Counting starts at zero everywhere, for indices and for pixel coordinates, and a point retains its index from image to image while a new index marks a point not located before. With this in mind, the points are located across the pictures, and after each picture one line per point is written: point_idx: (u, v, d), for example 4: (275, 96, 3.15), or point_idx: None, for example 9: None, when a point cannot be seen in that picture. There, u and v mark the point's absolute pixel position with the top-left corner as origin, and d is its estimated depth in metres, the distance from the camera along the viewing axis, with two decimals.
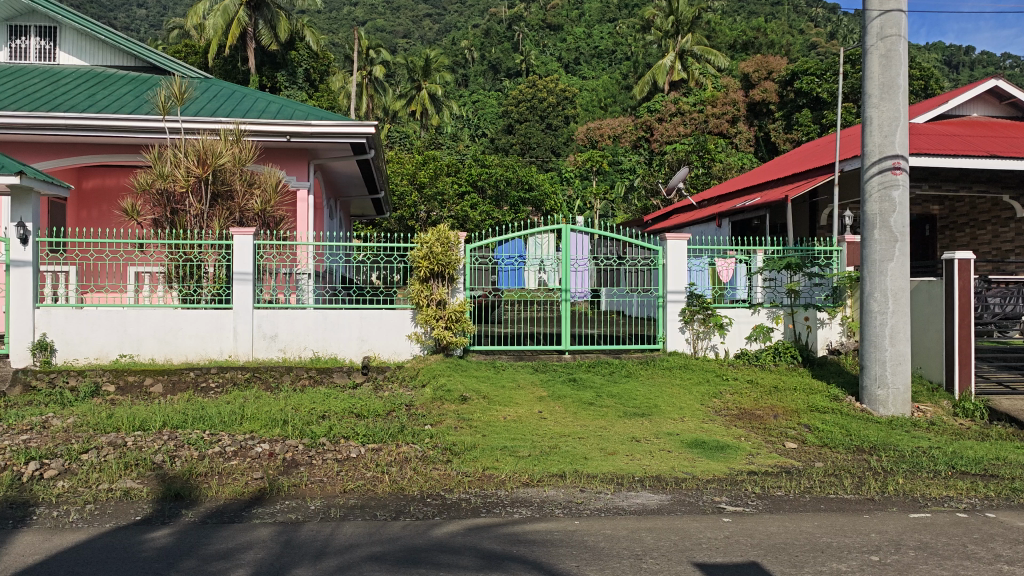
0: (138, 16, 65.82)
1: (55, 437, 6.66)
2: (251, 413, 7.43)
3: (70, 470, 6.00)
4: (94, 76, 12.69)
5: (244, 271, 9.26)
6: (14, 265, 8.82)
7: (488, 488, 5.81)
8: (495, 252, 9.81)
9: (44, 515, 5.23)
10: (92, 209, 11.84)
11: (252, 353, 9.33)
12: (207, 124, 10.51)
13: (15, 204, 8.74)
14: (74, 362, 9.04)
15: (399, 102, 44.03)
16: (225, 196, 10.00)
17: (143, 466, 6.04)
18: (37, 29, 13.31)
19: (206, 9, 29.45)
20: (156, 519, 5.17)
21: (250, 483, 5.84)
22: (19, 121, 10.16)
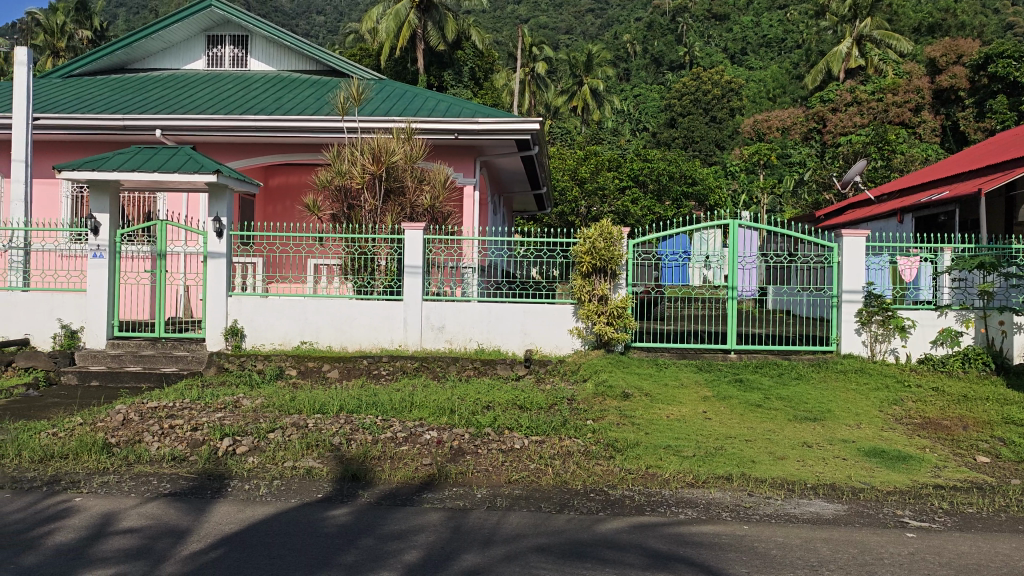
0: (318, 23, 70.06)
1: (246, 416, 7.20)
2: (420, 401, 7.72)
3: (259, 447, 6.46)
4: (281, 80, 13.57)
5: (414, 264, 9.65)
6: (210, 256, 9.60)
7: (652, 486, 5.75)
8: (659, 248, 9.68)
9: (238, 487, 5.68)
10: (277, 205, 12.72)
11: (421, 344, 9.70)
12: (383, 124, 11.02)
13: (212, 200, 9.54)
14: (261, 347, 9.72)
15: (561, 99, 44.47)
16: (397, 193, 10.40)
17: (323, 446, 6.43)
18: (232, 38, 14.38)
19: (380, 14, 30.96)
20: (336, 498, 5.48)
21: (421, 468, 6.07)
22: (215, 123, 11.06)
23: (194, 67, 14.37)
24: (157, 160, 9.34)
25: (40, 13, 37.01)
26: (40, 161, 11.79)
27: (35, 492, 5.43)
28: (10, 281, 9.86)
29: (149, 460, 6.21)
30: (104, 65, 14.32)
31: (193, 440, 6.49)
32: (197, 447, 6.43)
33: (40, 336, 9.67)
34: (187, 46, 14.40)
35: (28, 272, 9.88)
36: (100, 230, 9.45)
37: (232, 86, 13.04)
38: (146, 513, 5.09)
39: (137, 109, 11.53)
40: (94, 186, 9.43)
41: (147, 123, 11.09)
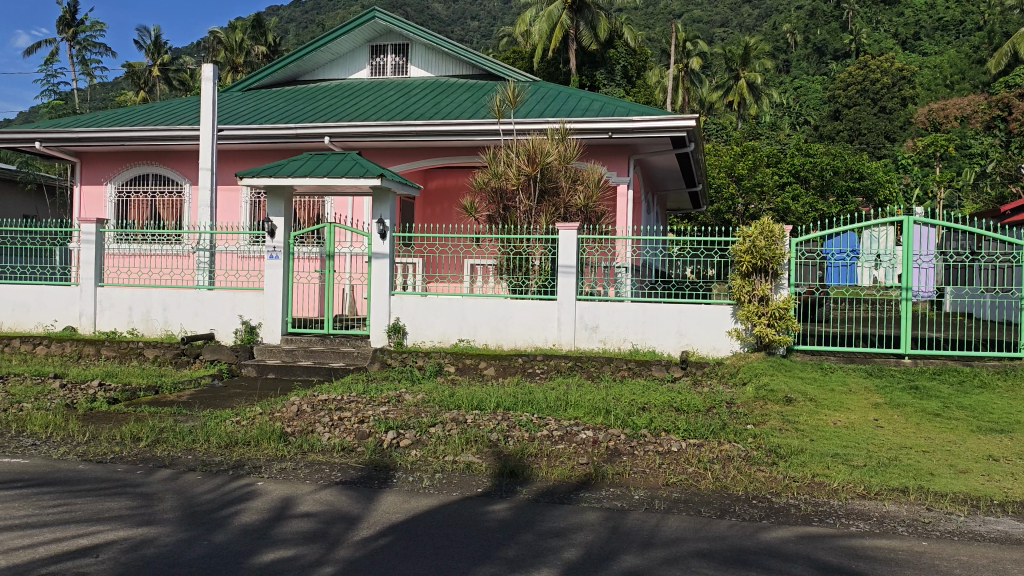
0: (473, 28, 71.79)
1: (408, 410, 7.48)
2: (575, 400, 7.75)
3: (421, 441, 6.69)
4: (439, 86, 13.99)
5: (568, 264, 9.71)
6: (375, 257, 10.05)
7: (819, 496, 5.51)
8: (825, 246, 9.19)
9: (403, 478, 5.91)
10: (435, 207, 13.17)
11: (575, 344, 9.75)
12: (537, 125, 11.15)
13: (376, 203, 10.02)
14: (422, 345, 10.07)
15: (716, 94, 43.51)
16: (551, 193, 10.50)
17: (481, 442, 6.57)
18: (393, 47, 15.01)
19: (534, 17, 31.43)
20: (495, 493, 5.58)
21: (577, 467, 6.09)
22: (378, 130, 11.57)
23: (358, 76, 15.09)
24: (327, 165, 9.88)
25: (222, 32, 40.05)
26: (224, 169, 12.75)
27: (222, 475, 5.88)
28: (197, 280, 10.71)
29: (321, 449, 6.57)
30: (278, 78, 15.31)
31: (361, 432, 6.82)
32: (364, 439, 6.75)
33: (224, 331, 10.46)
34: (352, 56, 15.13)
35: (213, 271, 10.70)
36: (276, 233, 10.10)
37: (393, 93, 13.58)
38: (320, 499, 5.40)
39: (307, 118, 12.24)
40: (271, 191, 10.13)
41: (317, 131, 11.75)
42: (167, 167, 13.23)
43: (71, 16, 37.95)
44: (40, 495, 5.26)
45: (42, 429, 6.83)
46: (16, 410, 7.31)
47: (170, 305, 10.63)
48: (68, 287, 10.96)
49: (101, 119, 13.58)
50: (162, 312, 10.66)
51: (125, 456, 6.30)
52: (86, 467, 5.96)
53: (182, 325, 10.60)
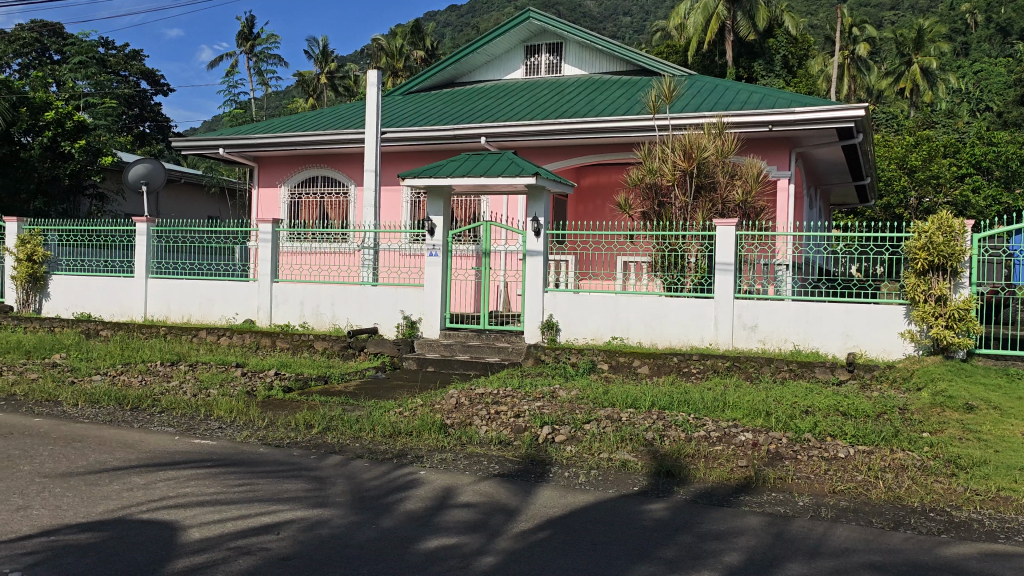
0: (625, 23, 71.27)
1: (563, 406, 7.54)
2: (733, 401, 7.56)
3: (577, 437, 6.73)
4: (592, 84, 14.01)
5: (725, 261, 9.49)
6: (529, 254, 10.22)
7: (1007, 512, 5.10)
8: (1010, 242, 8.45)
9: (559, 473, 5.97)
10: (588, 203, 13.21)
11: (733, 343, 9.49)
12: (693, 120, 10.94)
13: (531, 201, 10.19)
14: (574, 341, 10.13)
15: (886, 81, 41.15)
16: (708, 188, 10.26)
17: (637, 441, 6.53)
18: (547, 47, 15.16)
19: (689, 8, 30.86)
20: (652, 493, 5.54)
21: (737, 470, 5.93)
22: (533, 129, 11.74)
23: (513, 76, 15.34)
24: (484, 166, 10.12)
25: (383, 39, 41.81)
26: (387, 170, 13.32)
27: (388, 463, 6.16)
28: (362, 277, 11.20)
29: (479, 442, 6.74)
30: (436, 81, 15.81)
31: (517, 426, 6.94)
32: (520, 433, 6.87)
33: (386, 325, 10.95)
34: (507, 57, 15.40)
35: (377, 268, 11.12)
36: (435, 231, 10.52)
37: (547, 92, 13.73)
38: (480, 490, 5.55)
39: (465, 119, 12.58)
40: (431, 191, 10.51)
41: (474, 132, 12.05)
42: (334, 169, 13.98)
43: (249, 30, 40.77)
44: (227, 474, 5.70)
45: (227, 413, 7.40)
46: (205, 396, 7.95)
47: (337, 301, 11.24)
48: (247, 282, 11.78)
49: (276, 126, 14.50)
50: (330, 307, 11.28)
51: (300, 441, 6.71)
52: (266, 450, 6.41)
53: (349, 319, 11.17)
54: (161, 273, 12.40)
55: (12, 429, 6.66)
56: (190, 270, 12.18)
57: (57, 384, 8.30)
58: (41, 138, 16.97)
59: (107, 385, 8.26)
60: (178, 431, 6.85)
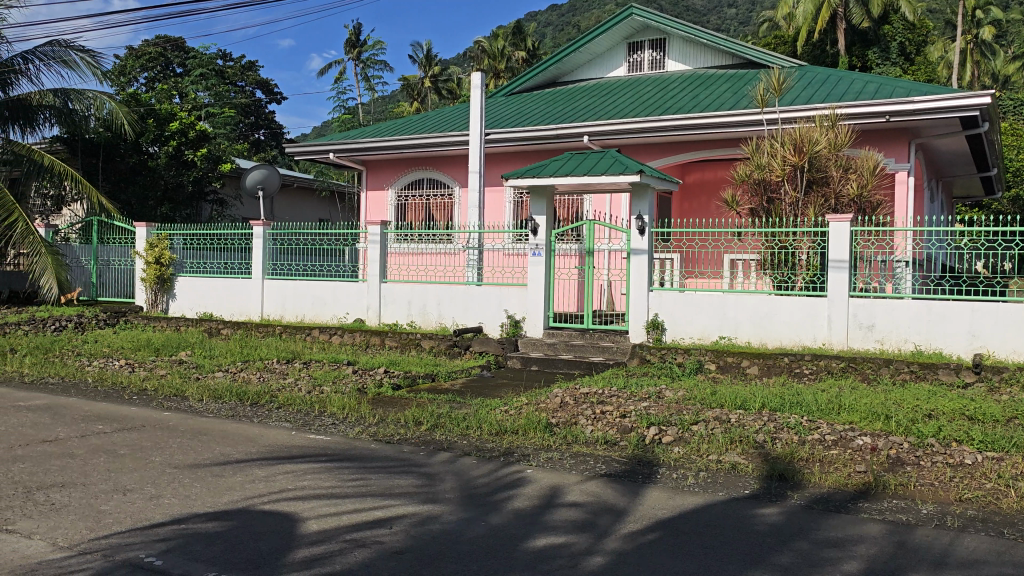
0: (730, 15, 69.71)
1: (669, 406, 7.44)
2: (849, 404, 7.29)
3: (684, 438, 6.63)
4: (697, 78, 13.77)
5: (840, 258, 9.16)
6: (634, 253, 10.14)
7: None
8: None
9: (667, 475, 5.90)
10: (693, 201, 12.98)
11: (848, 342, 9.14)
12: (804, 112, 10.62)
13: (635, 200, 10.12)
14: (680, 341, 9.97)
15: (1013, 66, 38.79)
16: (820, 183, 9.92)
17: (747, 443, 6.38)
18: (650, 43, 14.97)
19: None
20: (764, 496, 5.41)
21: (854, 475, 5.71)
22: (636, 126, 11.64)
23: (616, 74, 15.23)
24: (587, 164, 10.10)
25: (485, 41, 42.24)
26: (491, 171, 13.47)
27: (495, 461, 6.23)
28: (467, 277, 11.37)
29: (585, 441, 6.73)
30: (538, 81, 15.88)
31: (623, 426, 6.89)
32: (627, 433, 6.82)
33: (491, 324, 11.08)
34: (610, 55, 15.32)
35: (481, 268, 11.26)
36: (538, 231, 10.61)
37: (651, 88, 13.57)
38: (587, 490, 5.53)
39: (567, 118, 12.58)
40: (534, 191, 10.59)
41: (577, 130, 12.04)
42: (439, 171, 14.23)
43: (356, 38, 41.94)
44: (341, 469, 5.89)
45: (340, 410, 7.64)
46: (319, 392, 8.24)
47: (443, 300, 11.43)
48: (356, 283, 12.15)
49: (383, 130, 14.86)
50: (436, 306, 11.49)
51: (409, 438, 6.86)
52: (377, 446, 6.59)
53: (454, 318, 11.35)
54: (277, 274, 12.90)
55: (144, 422, 7.08)
56: (303, 271, 12.63)
57: (183, 380, 8.77)
58: (166, 148, 18.00)
59: (229, 382, 8.68)
60: (295, 426, 7.13)
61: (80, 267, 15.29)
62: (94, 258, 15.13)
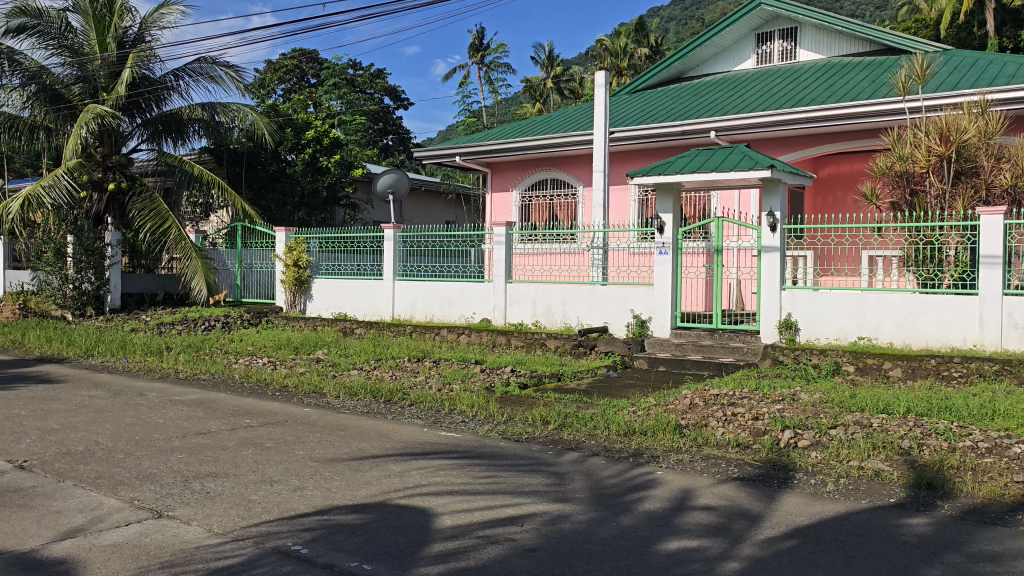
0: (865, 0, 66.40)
1: (805, 409, 7.17)
2: (1004, 409, 6.82)
3: (821, 442, 6.38)
4: (831, 68, 13.23)
5: (992, 254, 8.57)
6: (765, 251, 9.84)
7: None
8: None
9: (804, 480, 5.69)
10: (827, 195, 12.51)
11: (1002, 344, 8.50)
12: (951, 99, 10.02)
13: (766, 196, 9.83)
14: (816, 342, 9.60)
15: None
16: (970, 174, 9.35)
17: (891, 449, 6.07)
18: (780, 33, 14.48)
19: None
20: (911, 506, 5.13)
21: (1011, 485, 5.33)
22: (767, 120, 11.31)
23: (745, 66, 14.82)
24: (716, 159, 9.89)
25: (607, 39, 42.01)
26: (615, 169, 13.40)
27: (624, 462, 6.18)
28: (591, 276, 11.34)
29: (716, 444, 6.58)
30: (662, 78, 15.68)
31: (756, 429, 6.69)
32: (760, 436, 6.62)
33: (616, 324, 11.02)
34: (737, 47, 14.93)
35: (606, 267, 11.21)
36: (664, 229, 10.47)
37: (781, 80, 13.14)
38: (719, 493, 5.41)
39: (693, 114, 12.36)
40: (660, 188, 10.47)
41: (703, 126, 11.81)
42: (563, 171, 14.27)
43: (479, 42, 42.61)
44: (473, 466, 6.00)
45: (469, 407, 7.79)
46: (448, 391, 8.43)
47: (568, 300, 11.46)
48: (482, 283, 12.34)
49: (507, 132, 15.04)
50: (561, 306, 11.53)
51: (538, 436, 6.92)
52: (507, 444, 6.67)
53: (579, 317, 11.35)
54: (407, 275, 13.29)
55: (287, 417, 7.45)
56: (431, 272, 12.97)
57: (321, 377, 9.18)
58: (303, 155, 18.86)
59: (363, 379, 9.00)
60: (427, 423, 7.32)
61: (227, 270, 16.26)
62: (239, 261, 16.02)
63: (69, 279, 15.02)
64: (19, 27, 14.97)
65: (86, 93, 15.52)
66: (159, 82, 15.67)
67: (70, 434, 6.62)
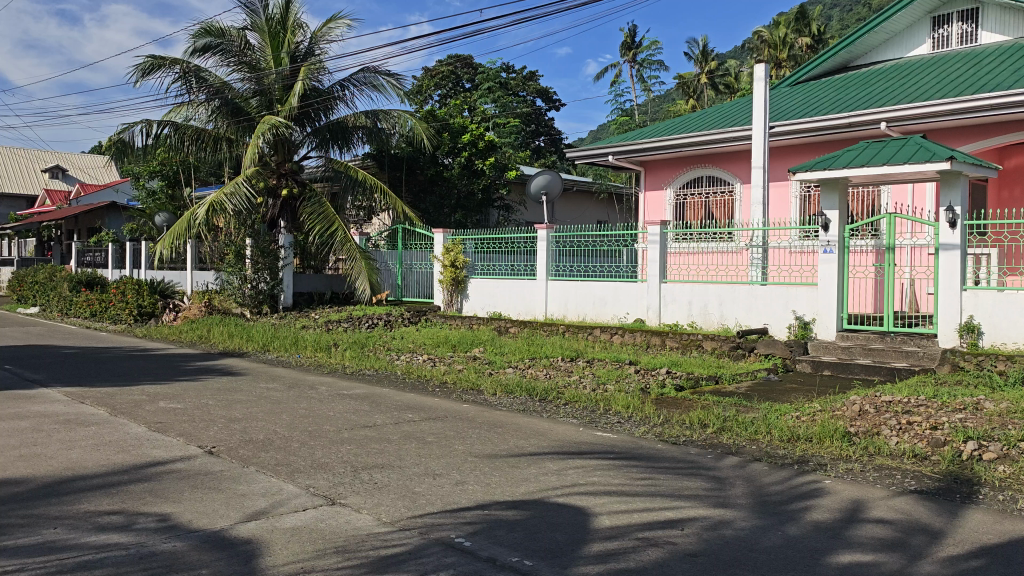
0: None
1: (991, 420, 6.63)
2: None
3: (1010, 456, 5.89)
4: (1019, 49, 12.18)
5: None
6: (943, 248, 9.21)
7: None
8: None
9: (991, 496, 5.27)
10: (1014, 188, 11.55)
11: None
12: None
13: (945, 189, 9.19)
14: (1002, 347, 8.80)
15: None
16: None
17: None
18: (959, 14, 13.44)
19: None
20: None
21: None
22: (944, 108, 10.57)
23: (919, 53, 13.92)
24: (888, 152, 9.36)
25: (766, 30, 40.58)
26: (776, 165, 12.93)
27: (789, 469, 5.95)
28: (750, 276, 11.01)
29: (890, 454, 6.22)
30: (826, 68, 14.98)
31: (935, 439, 6.26)
32: (939, 447, 6.19)
33: (777, 325, 10.61)
34: (910, 32, 14.04)
35: (766, 267, 10.85)
36: (830, 226, 9.98)
37: (961, 65, 12.24)
38: (895, 506, 5.10)
39: (861, 105, 11.72)
40: (825, 184, 10.01)
41: (872, 117, 11.20)
42: (720, 168, 13.92)
43: (632, 40, 42.27)
44: (630, 467, 5.96)
45: (625, 408, 7.74)
46: (603, 391, 8.43)
47: (725, 300, 11.15)
48: (635, 283, 12.23)
49: (660, 130, 14.82)
50: (718, 306, 11.24)
51: (696, 439, 6.78)
52: (664, 447, 6.57)
53: (737, 318, 11.02)
54: (560, 275, 13.36)
55: (447, 413, 7.68)
56: (585, 272, 12.99)
57: (478, 375, 9.39)
58: (459, 159, 19.39)
59: (519, 378, 9.14)
60: (582, 423, 7.33)
61: (388, 271, 16.95)
62: (399, 262, 16.66)
63: (248, 279, 16.19)
64: (205, 47, 16.28)
65: (262, 105, 16.62)
66: (327, 93, 16.56)
67: (252, 424, 7.11)
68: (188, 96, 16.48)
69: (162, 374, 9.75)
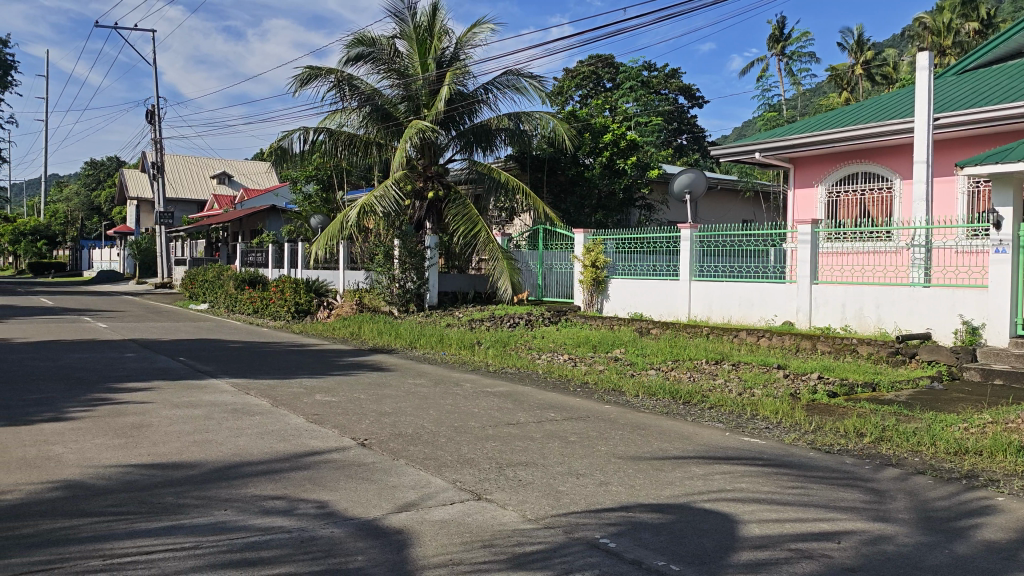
0: None
1: None
2: None
3: None
4: None
5: None
6: None
7: None
8: None
9: None
10: None
11: None
12: None
13: None
14: None
15: None
16: None
17: None
18: None
19: None
20: None
21: None
22: None
23: None
24: None
25: (928, 16, 38.19)
26: (941, 160, 12.13)
27: (955, 483, 5.57)
28: (912, 277, 10.41)
29: None
30: (998, 54, 13.91)
31: None
32: None
33: (942, 330, 9.94)
34: None
35: (929, 268, 10.22)
36: (1002, 225, 9.24)
37: None
38: None
39: None
40: (997, 179, 9.29)
41: None
42: (877, 164, 13.22)
43: (780, 32, 40.85)
44: (780, 475, 5.76)
45: (773, 414, 7.49)
46: (750, 395, 8.19)
47: (882, 302, 10.61)
48: (784, 284, 11.83)
49: (812, 124, 14.22)
50: (875, 309, 10.69)
51: (851, 449, 6.47)
52: (816, 455, 6.31)
53: (896, 322, 10.46)
54: (704, 275, 13.09)
55: (589, 413, 7.68)
56: (730, 273, 12.65)
57: (620, 376, 9.35)
58: (600, 158, 19.35)
59: (662, 379, 9.03)
60: (728, 427, 7.15)
61: (529, 271, 17.08)
62: (540, 262, 16.78)
63: (395, 279, 16.73)
64: (357, 55, 17.04)
65: (410, 110, 17.18)
66: (471, 96, 16.93)
67: (401, 418, 7.37)
68: (341, 103, 17.28)
69: (317, 368, 10.27)
